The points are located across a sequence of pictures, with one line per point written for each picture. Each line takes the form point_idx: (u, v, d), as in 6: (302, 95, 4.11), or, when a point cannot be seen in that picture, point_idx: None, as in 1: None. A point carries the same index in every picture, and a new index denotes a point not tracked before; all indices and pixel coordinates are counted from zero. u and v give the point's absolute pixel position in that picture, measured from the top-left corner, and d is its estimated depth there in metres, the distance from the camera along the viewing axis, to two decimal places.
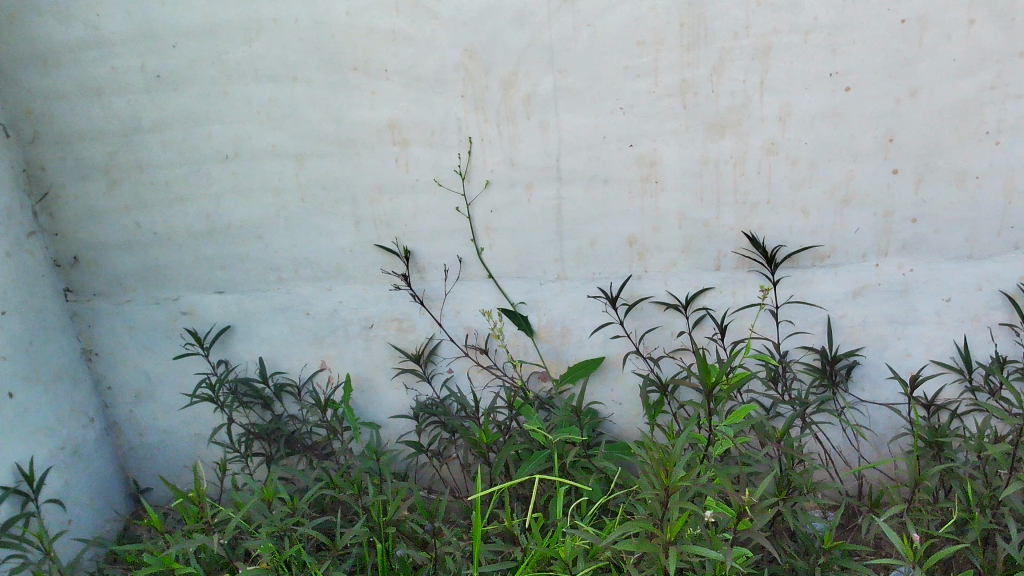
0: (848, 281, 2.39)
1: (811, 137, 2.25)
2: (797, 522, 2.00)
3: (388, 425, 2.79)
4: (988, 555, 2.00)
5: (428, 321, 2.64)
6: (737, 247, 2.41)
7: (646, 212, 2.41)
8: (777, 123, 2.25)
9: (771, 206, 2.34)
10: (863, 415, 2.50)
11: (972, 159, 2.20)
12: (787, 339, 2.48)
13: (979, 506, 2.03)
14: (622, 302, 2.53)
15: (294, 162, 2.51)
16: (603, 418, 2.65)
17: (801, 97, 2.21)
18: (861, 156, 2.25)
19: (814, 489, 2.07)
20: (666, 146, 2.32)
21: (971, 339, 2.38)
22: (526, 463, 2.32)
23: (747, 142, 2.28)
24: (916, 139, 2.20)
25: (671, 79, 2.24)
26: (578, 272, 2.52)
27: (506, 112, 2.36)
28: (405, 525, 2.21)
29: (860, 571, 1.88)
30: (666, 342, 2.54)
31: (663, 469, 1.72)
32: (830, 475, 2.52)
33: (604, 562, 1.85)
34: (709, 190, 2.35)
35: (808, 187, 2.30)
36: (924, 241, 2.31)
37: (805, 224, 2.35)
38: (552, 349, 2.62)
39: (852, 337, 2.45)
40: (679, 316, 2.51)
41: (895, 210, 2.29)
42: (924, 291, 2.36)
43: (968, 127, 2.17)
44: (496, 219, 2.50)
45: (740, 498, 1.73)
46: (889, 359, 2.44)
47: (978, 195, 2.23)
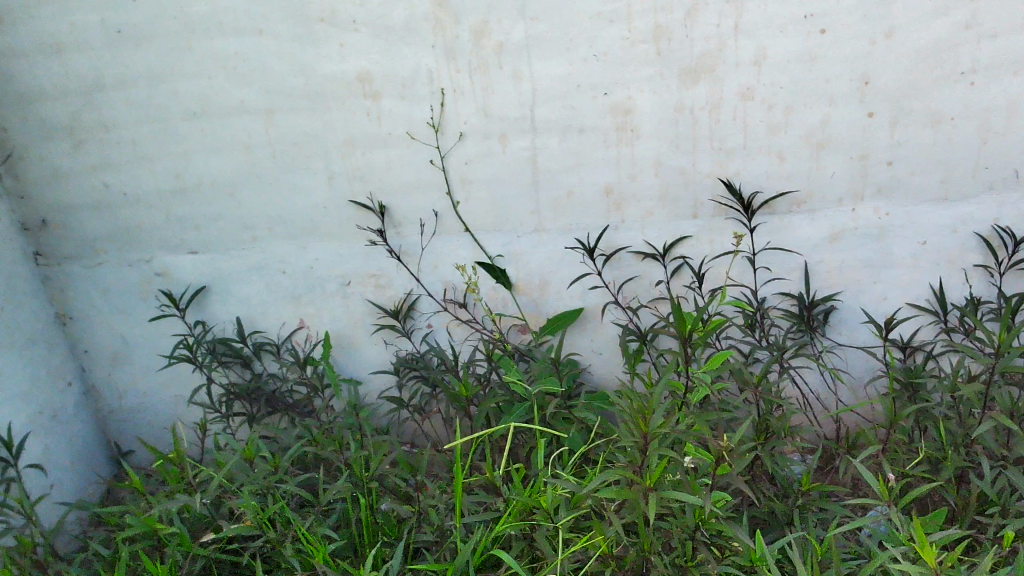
0: (824, 227, 2.39)
1: (785, 80, 2.23)
2: (775, 465, 2.02)
3: (367, 382, 2.79)
4: (962, 493, 2.04)
5: (406, 276, 2.62)
6: (714, 194, 2.40)
7: (623, 160, 2.39)
8: (753, 68, 2.22)
9: (747, 151, 2.33)
10: (841, 359, 2.52)
11: (948, 101, 2.20)
12: (764, 286, 2.49)
13: (953, 445, 2.06)
14: (600, 253, 2.52)
15: (263, 118, 2.47)
16: (583, 368, 2.66)
17: (775, 40, 2.18)
18: (837, 100, 2.23)
19: (792, 433, 2.08)
20: (641, 94, 2.30)
21: (946, 281, 2.41)
22: (507, 415, 2.32)
23: (722, 87, 2.26)
24: (891, 82, 2.19)
25: (645, 24, 2.21)
26: (556, 223, 2.50)
27: (478, 61, 2.32)
28: (388, 480, 2.22)
29: (838, 511, 1.91)
30: (644, 292, 2.55)
31: (641, 417, 1.70)
32: (809, 419, 2.54)
33: (585, 510, 1.86)
34: (684, 138, 2.34)
35: (784, 132, 2.29)
36: (900, 185, 2.32)
37: (782, 169, 2.34)
38: (531, 301, 2.62)
39: (829, 283, 2.46)
40: (656, 265, 2.51)
41: (871, 153, 2.29)
42: (900, 234, 2.37)
43: (944, 69, 2.16)
44: (471, 171, 2.47)
45: (718, 444, 1.73)
46: (865, 303, 2.47)
47: (954, 138, 2.24)
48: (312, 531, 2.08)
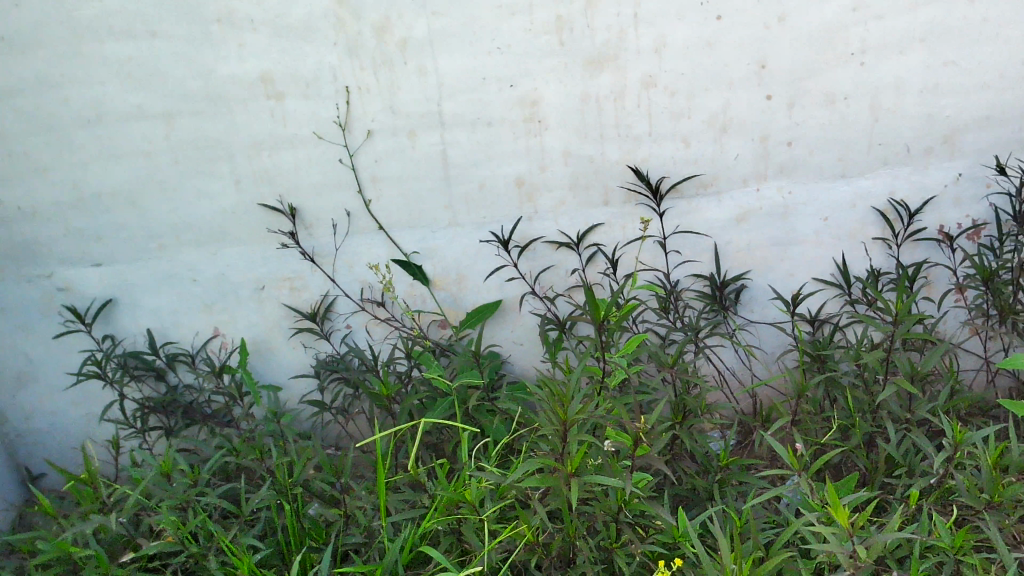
0: (730, 208, 2.46)
1: (685, 67, 2.27)
2: (694, 443, 2.07)
3: (288, 387, 2.75)
4: (871, 457, 2.12)
5: (321, 277, 2.59)
6: (623, 181, 2.43)
7: (532, 152, 2.41)
8: (654, 56, 2.26)
9: (653, 137, 2.37)
10: (753, 336, 2.60)
11: (840, 81, 2.28)
12: (676, 269, 2.54)
13: (860, 413, 2.15)
14: (515, 244, 2.53)
15: (163, 123, 2.40)
16: (505, 360, 2.67)
17: (673, 27, 2.23)
18: (736, 84, 2.29)
19: (708, 410, 2.13)
20: (546, 85, 2.31)
21: (848, 255, 2.50)
22: (430, 411, 2.31)
23: (625, 76, 2.29)
24: (786, 65, 2.26)
25: (545, 15, 2.22)
26: (470, 217, 2.51)
27: (382, 58, 2.30)
28: (313, 485, 2.19)
29: (756, 483, 1.96)
30: (560, 280, 2.57)
31: (559, 405, 1.72)
32: (726, 396, 2.61)
33: (511, 500, 1.87)
34: (591, 126, 2.36)
35: (687, 117, 2.34)
36: (800, 164, 2.39)
37: (687, 154, 2.39)
38: (449, 296, 2.61)
39: (738, 262, 2.53)
40: (571, 254, 2.54)
41: (771, 134, 2.35)
42: (803, 212, 2.45)
43: (835, 50, 2.24)
44: (381, 168, 2.45)
45: (635, 426, 1.75)
46: (773, 280, 2.55)
47: (848, 116, 2.33)
48: (236, 542, 2.04)
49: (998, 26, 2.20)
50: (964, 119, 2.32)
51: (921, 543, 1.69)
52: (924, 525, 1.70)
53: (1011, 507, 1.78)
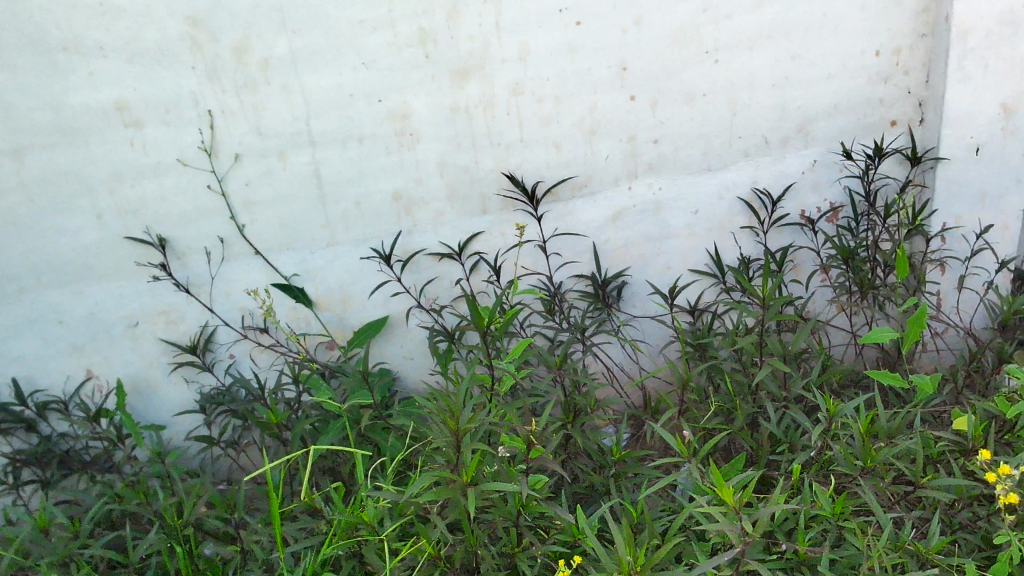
0: (605, 207, 2.52)
1: (550, 73, 2.32)
2: (587, 440, 2.11)
3: (172, 424, 2.64)
4: (755, 437, 2.22)
5: (198, 308, 2.51)
6: (499, 188, 2.46)
7: (406, 165, 2.40)
8: (519, 64, 2.30)
9: (524, 143, 2.41)
10: (637, 330, 2.67)
11: (698, 79, 2.37)
12: (558, 271, 2.58)
13: (742, 396, 2.24)
14: (396, 259, 2.52)
15: (12, 159, 2.28)
16: (397, 376, 2.65)
17: (536, 35, 2.26)
18: (600, 87, 2.35)
19: (598, 407, 2.18)
20: (415, 98, 2.31)
21: (720, 245, 2.61)
22: (322, 435, 2.27)
23: (492, 84, 2.32)
24: (645, 66, 2.34)
25: (408, 29, 2.22)
26: (348, 235, 2.48)
27: (243, 79, 2.24)
28: (205, 523, 2.11)
29: (650, 473, 2.02)
30: (445, 291, 2.57)
31: (450, 416, 1.71)
32: (616, 391, 2.67)
33: (410, 517, 1.85)
34: (463, 136, 2.38)
35: (556, 122, 2.39)
36: (667, 161, 2.48)
37: (559, 157, 2.44)
38: (334, 316, 2.57)
39: (617, 260, 2.60)
40: (454, 264, 2.55)
41: (637, 133, 2.43)
42: (674, 207, 2.54)
43: (690, 50, 2.33)
44: (253, 192, 2.39)
45: (526, 429, 1.76)
46: (651, 275, 2.63)
47: (708, 112, 2.43)
48: None
49: (837, 20, 2.35)
50: (814, 109, 2.46)
51: (805, 514, 1.78)
52: (806, 496, 1.79)
53: (883, 471, 1.88)
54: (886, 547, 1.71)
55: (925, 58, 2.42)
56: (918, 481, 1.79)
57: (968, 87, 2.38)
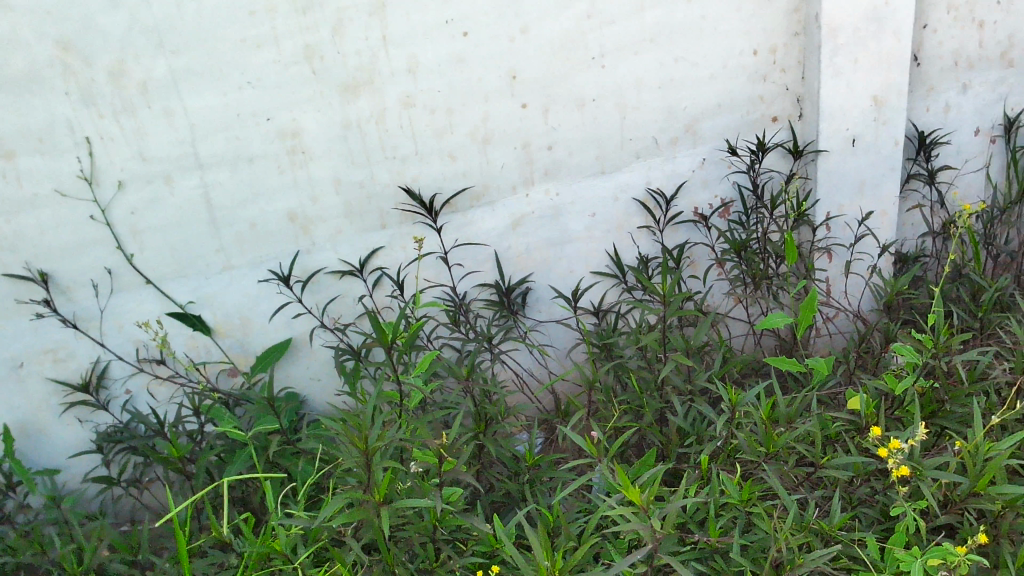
0: (504, 215, 2.53)
1: (440, 84, 2.32)
2: (500, 448, 2.11)
3: (68, 467, 2.52)
4: (665, 431, 2.26)
5: (89, 344, 2.40)
6: (397, 202, 2.44)
7: (300, 184, 2.36)
8: (408, 76, 2.29)
9: (419, 156, 2.40)
10: (544, 335, 2.69)
11: (586, 84, 2.41)
12: (462, 281, 2.58)
13: (649, 392, 2.29)
14: (296, 279, 2.47)
15: None
16: (304, 398, 2.60)
17: (423, 47, 2.26)
18: (491, 96, 2.37)
19: (508, 414, 2.18)
20: (304, 115, 2.27)
21: (619, 246, 2.66)
22: (229, 466, 2.20)
23: (383, 98, 2.30)
24: (534, 74, 2.36)
25: (293, 45, 2.18)
26: (244, 258, 2.41)
27: (122, 103, 2.16)
28: (108, 568, 2.01)
29: (564, 476, 2.03)
30: (348, 309, 2.54)
31: (358, 435, 1.67)
32: (527, 397, 2.69)
33: (324, 542, 1.81)
34: (357, 152, 2.35)
35: (450, 133, 2.38)
36: (562, 166, 2.51)
37: (455, 168, 2.44)
38: (235, 342, 2.50)
39: (520, 266, 2.61)
40: (356, 281, 2.51)
41: (531, 141, 2.45)
42: (571, 211, 2.57)
43: (577, 56, 2.37)
44: (140, 220, 2.31)
45: (437, 442, 1.75)
46: (555, 279, 2.65)
47: (599, 117, 2.47)
48: None
49: (715, 22, 2.42)
50: (700, 109, 2.53)
51: (715, 503, 1.83)
52: (714, 485, 1.83)
53: (786, 454, 1.95)
54: (792, 528, 1.76)
55: (800, 56, 2.53)
56: (818, 461, 1.86)
57: (840, 82, 2.50)
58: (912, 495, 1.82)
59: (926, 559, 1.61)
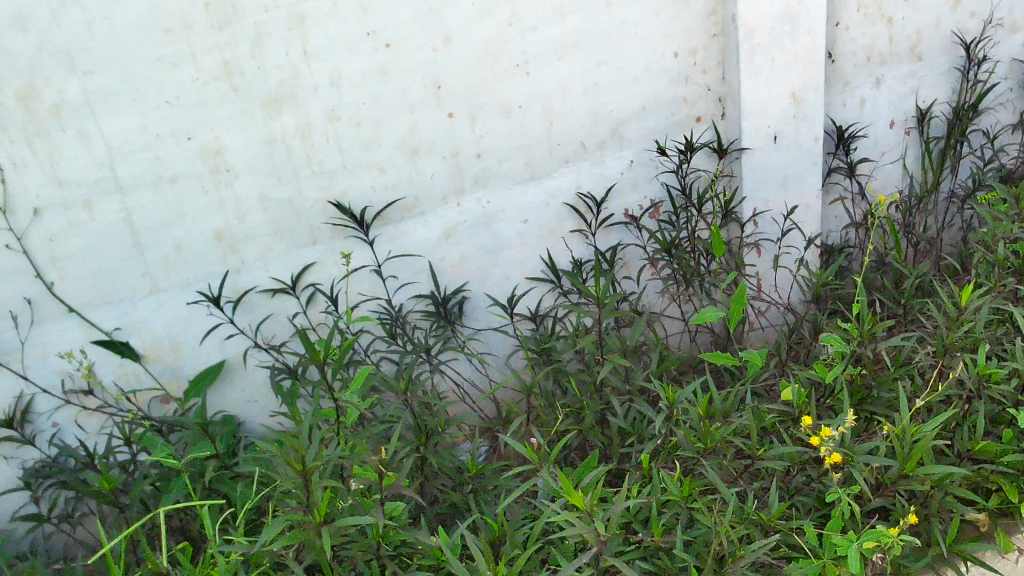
0: (437, 225, 2.52)
1: (365, 96, 2.30)
2: (442, 459, 2.10)
3: None
4: (606, 432, 2.28)
5: (10, 378, 2.31)
6: (327, 217, 2.41)
7: (226, 203, 2.31)
8: (331, 90, 2.26)
9: (347, 170, 2.37)
10: (483, 343, 2.70)
11: (512, 91, 2.42)
12: (397, 293, 2.57)
13: (589, 394, 2.31)
14: (226, 300, 2.42)
15: None
16: (241, 420, 2.55)
17: (345, 60, 2.24)
18: (417, 107, 2.36)
19: (449, 425, 2.17)
20: (227, 133, 2.23)
21: (553, 251, 2.68)
22: (164, 495, 2.14)
23: (307, 113, 2.27)
24: (459, 83, 2.36)
25: (210, 63, 2.14)
26: (172, 281, 2.36)
27: (34, 128, 2.09)
28: None
29: (508, 483, 2.03)
30: (282, 328, 2.51)
31: (295, 456, 1.63)
32: (469, 406, 2.69)
33: (266, 566, 1.78)
34: (284, 168, 2.32)
35: (377, 145, 2.37)
36: (491, 174, 2.51)
37: (384, 180, 2.42)
38: (167, 368, 2.45)
39: (455, 276, 2.61)
40: (289, 298, 2.48)
41: (460, 150, 2.45)
42: (504, 218, 2.58)
43: (501, 64, 2.38)
44: (59, 247, 2.23)
45: (376, 458, 1.72)
46: (490, 286, 2.66)
47: (526, 123, 2.48)
48: None
49: (635, 26, 2.46)
50: (625, 112, 2.57)
51: (657, 501, 1.85)
52: (656, 483, 1.85)
53: (724, 448, 1.98)
54: (733, 520, 1.79)
55: (719, 56, 2.58)
56: (754, 453, 1.90)
57: (759, 81, 2.55)
58: (845, 481, 1.87)
59: (862, 542, 1.65)
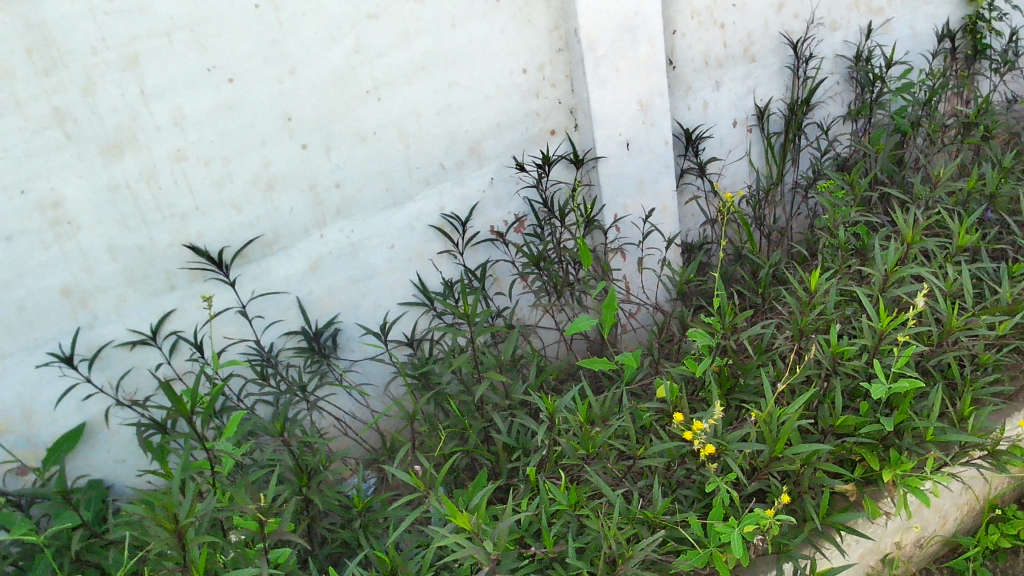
0: (301, 259, 2.47)
1: (212, 134, 2.22)
2: (327, 497, 2.05)
3: None
4: (492, 449, 2.29)
5: None
6: (184, 261, 2.32)
7: (70, 256, 2.17)
8: (175, 130, 2.16)
9: (200, 211, 2.29)
10: (360, 373, 2.67)
11: (364, 118, 2.40)
12: (266, 332, 2.51)
13: (471, 414, 2.31)
14: (80, 357, 2.29)
15: None
16: (108, 482, 2.44)
17: (187, 98, 2.14)
18: (268, 141, 2.30)
19: (331, 461, 2.12)
20: (64, 183, 2.09)
21: (422, 273, 2.69)
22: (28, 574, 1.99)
23: (151, 155, 2.16)
24: (310, 114, 2.32)
25: (39, 110, 1.98)
26: (17, 344, 2.19)
27: None
28: None
29: (397, 513, 2.00)
30: (145, 381, 2.40)
31: (165, 516, 1.52)
32: (353, 439, 2.65)
33: None
34: (131, 215, 2.20)
35: (229, 183, 2.29)
36: (352, 203, 2.49)
37: (241, 218, 2.35)
38: (21, 438, 2.28)
39: (325, 308, 2.57)
40: (150, 349, 2.37)
41: (317, 181, 2.41)
42: (370, 246, 2.56)
43: (351, 91, 2.35)
44: None
45: (255, 506, 1.64)
46: (363, 315, 2.64)
47: (382, 149, 2.46)
48: None
49: (481, 46, 2.48)
50: (480, 131, 2.60)
51: (546, 512, 1.86)
52: (543, 495, 1.87)
53: (606, 451, 2.02)
54: (620, 522, 1.83)
55: (566, 70, 2.65)
56: (635, 453, 1.94)
57: (607, 91, 2.62)
58: (722, 470, 1.94)
59: (743, 527, 1.71)
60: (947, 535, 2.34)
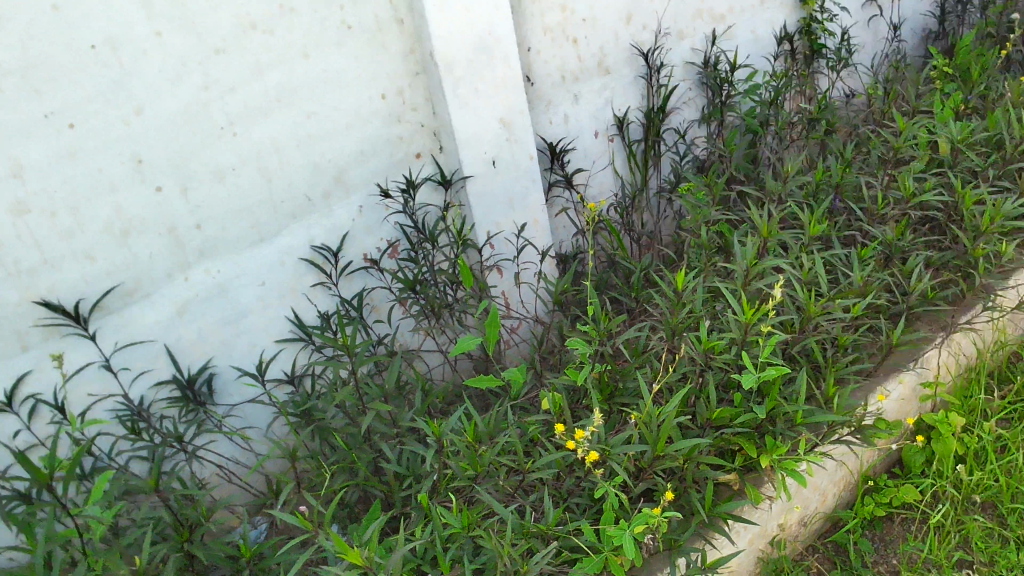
0: (166, 305, 2.38)
1: (55, 183, 2.10)
2: (211, 551, 1.96)
3: None
4: (382, 479, 2.26)
5: None
6: (36, 319, 2.19)
7: None
8: (14, 182, 2.04)
9: (50, 264, 2.16)
10: (240, 417, 2.59)
11: (220, 155, 2.33)
12: (135, 385, 2.40)
13: (358, 446, 2.27)
14: None
15: None
16: None
17: (24, 148, 2.02)
18: (119, 186, 2.20)
19: (212, 513, 2.03)
20: None
21: (298, 308, 2.64)
22: None
23: None
24: (161, 155, 2.23)
25: None
26: None
27: None
28: None
29: (287, 557, 1.93)
30: (3, 451, 2.24)
31: None
32: (238, 486, 2.57)
33: None
34: None
35: (79, 233, 2.18)
36: (215, 243, 2.41)
37: (96, 268, 2.24)
38: None
39: (197, 353, 2.48)
40: (6, 417, 2.22)
41: (176, 223, 2.33)
42: (239, 285, 2.49)
43: (203, 128, 2.28)
44: None
45: None
46: (238, 356, 2.56)
47: (242, 185, 2.40)
48: None
49: (336, 75, 2.46)
50: (342, 160, 2.57)
51: (439, 538, 1.84)
52: (434, 520, 1.85)
53: (495, 469, 2.02)
54: (513, 538, 1.83)
55: (425, 93, 2.65)
56: (524, 468, 1.95)
57: (468, 112, 2.64)
58: (609, 475, 1.97)
59: (632, 528, 1.73)
60: (828, 511, 2.44)
